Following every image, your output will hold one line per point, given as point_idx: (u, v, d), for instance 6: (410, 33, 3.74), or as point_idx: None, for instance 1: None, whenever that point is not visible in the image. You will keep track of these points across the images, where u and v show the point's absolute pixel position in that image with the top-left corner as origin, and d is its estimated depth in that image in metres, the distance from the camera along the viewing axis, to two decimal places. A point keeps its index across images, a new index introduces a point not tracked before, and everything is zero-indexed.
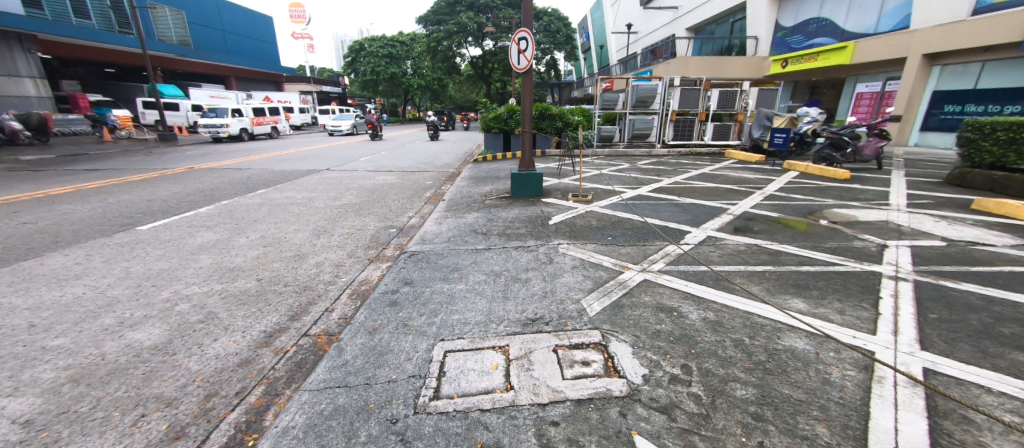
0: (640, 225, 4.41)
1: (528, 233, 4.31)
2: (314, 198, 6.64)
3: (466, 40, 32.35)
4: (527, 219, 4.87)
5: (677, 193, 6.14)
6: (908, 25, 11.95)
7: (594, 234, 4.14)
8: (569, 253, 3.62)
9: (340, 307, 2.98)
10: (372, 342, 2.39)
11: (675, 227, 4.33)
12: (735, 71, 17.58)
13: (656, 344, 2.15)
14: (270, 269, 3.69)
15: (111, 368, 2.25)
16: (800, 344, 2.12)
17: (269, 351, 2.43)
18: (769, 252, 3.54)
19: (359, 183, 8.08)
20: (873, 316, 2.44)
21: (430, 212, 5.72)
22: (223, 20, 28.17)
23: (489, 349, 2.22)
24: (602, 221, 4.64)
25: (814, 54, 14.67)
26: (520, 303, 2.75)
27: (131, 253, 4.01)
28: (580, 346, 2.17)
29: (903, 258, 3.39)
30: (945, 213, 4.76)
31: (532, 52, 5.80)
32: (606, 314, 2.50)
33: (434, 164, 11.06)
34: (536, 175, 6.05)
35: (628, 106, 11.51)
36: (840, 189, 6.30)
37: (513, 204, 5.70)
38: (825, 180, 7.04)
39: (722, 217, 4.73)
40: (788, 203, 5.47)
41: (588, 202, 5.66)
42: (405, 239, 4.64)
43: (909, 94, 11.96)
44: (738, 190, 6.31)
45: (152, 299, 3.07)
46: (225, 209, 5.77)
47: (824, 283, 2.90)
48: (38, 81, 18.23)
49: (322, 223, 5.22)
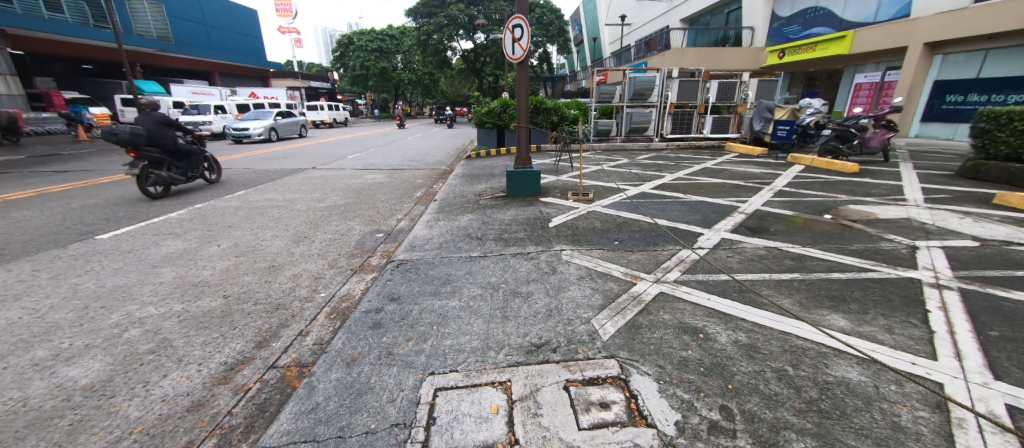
0: (648, 227, 4.07)
1: (526, 238, 3.95)
2: (296, 200, 6.21)
3: (456, 33, 31.73)
4: (525, 221, 4.52)
5: (682, 190, 5.81)
6: (909, 14, 11.70)
7: (600, 238, 3.79)
8: (573, 261, 3.27)
9: (317, 330, 2.62)
10: (349, 378, 2.03)
11: (685, 228, 4.00)
12: (731, 62, 17.31)
13: (685, 378, 1.81)
14: (240, 284, 3.28)
15: (31, 418, 1.85)
16: (853, 375, 1.81)
17: (228, 390, 2.05)
18: (792, 257, 3.23)
19: (345, 182, 7.65)
20: (927, 335, 2.12)
21: (421, 214, 5.34)
22: (206, 14, 27.21)
23: (488, 386, 1.87)
24: (606, 222, 4.30)
25: (812, 44, 14.38)
26: (522, 324, 2.39)
27: (85, 267, 3.58)
28: (595, 382, 1.83)
29: (938, 262, 3.10)
30: (968, 209, 4.49)
31: (527, 40, 5.41)
32: (622, 338, 2.16)
33: (425, 161, 10.61)
34: (532, 173, 5.68)
35: (625, 98, 11.16)
36: (851, 183, 6.01)
37: (508, 204, 5.34)
38: (833, 174, 6.76)
39: (733, 217, 4.41)
40: (800, 200, 5.17)
41: (589, 202, 5.30)
42: (393, 245, 4.25)
43: (911, 84, 11.72)
44: (745, 187, 5.99)
45: (97, 325, 2.66)
46: (198, 214, 5.32)
47: (861, 294, 2.59)
48: (8, 78, 17.24)
49: (302, 228, 4.81)
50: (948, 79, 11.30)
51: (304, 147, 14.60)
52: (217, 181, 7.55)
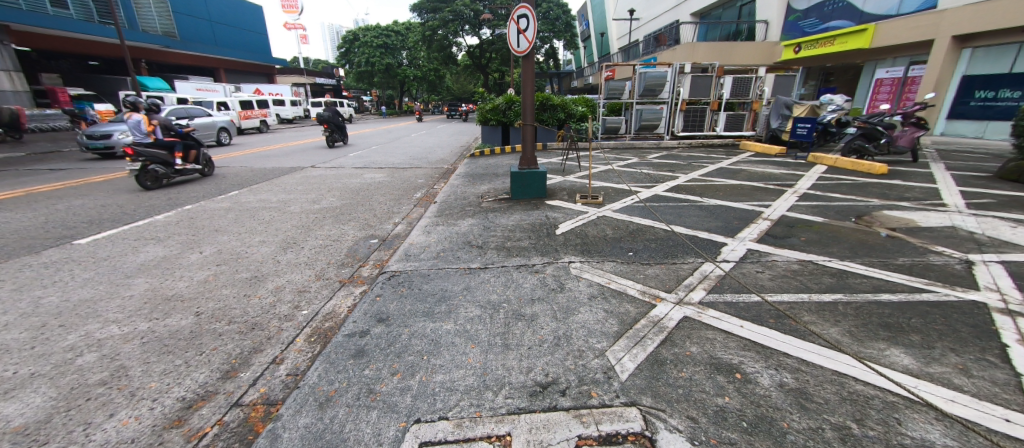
0: (665, 235, 3.73)
1: (530, 247, 3.62)
2: (290, 201, 5.93)
3: (462, 28, 31.38)
4: (529, 227, 4.18)
5: (698, 193, 5.42)
6: (935, 5, 11.03)
7: (612, 249, 3.45)
8: (583, 276, 2.93)
9: (293, 356, 2.31)
10: (319, 424, 1.71)
11: (706, 237, 3.64)
12: (745, 57, 16.75)
13: (726, 437, 1.46)
14: (217, 299, 2.99)
15: None
16: (937, 437, 1.45)
17: (178, 436, 1.72)
18: (832, 274, 2.85)
19: (342, 182, 7.36)
20: (1014, 379, 1.75)
21: (419, 217, 5.03)
22: (210, 10, 27.04)
23: (482, 441, 1.54)
24: (618, 229, 3.95)
25: (829, 38, 13.75)
26: (525, 356, 2.06)
27: (53, 276, 3.31)
28: (614, 440, 1.48)
29: (1003, 281, 2.70)
30: (1019, 217, 4.08)
31: (533, 30, 5.01)
32: (644, 378, 1.82)
33: (426, 160, 10.27)
34: (538, 174, 5.33)
35: (635, 95, 10.72)
36: (881, 186, 5.57)
37: (512, 208, 5.00)
38: (860, 175, 6.32)
39: (757, 224, 4.03)
40: (829, 204, 4.77)
41: (599, 205, 4.94)
42: (387, 252, 3.96)
43: (937, 79, 11.12)
44: (766, 189, 5.59)
45: (48, 348, 2.37)
46: (185, 216, 5.07)
47: (921, 322, 2.23)
48: (13, 74, 17.08)
49: (292, 233, 4.51)
50: (977, 74, 10.72)
51: (305, 144, 14.34)
52: (258, 169, 8.65)
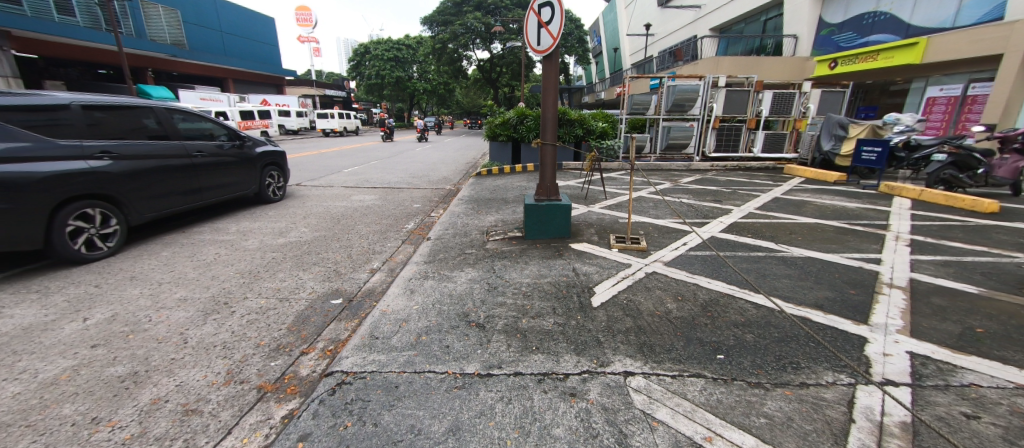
0: (760, 317, 2.48)
1: (559, 331, 2.40)
2: (249, 233, 4.77)
3: (472, 42, 30.69)
4: (551, 290, 2.97)
5: (769, 236, 4.17)
6: (1003, 16, 9.79)
7: (688, 342, 2.22)
8: (660, 416, 1.67)
9: None
10: None
11: (828, 325, 2.38)
12: (775, 73, 15.56)
13: None
14: (37, 432, 1.77)
15: None
16: None
17: None
18: None
19: (322, 207, 6.22)
20: None
21: (405, 262, 3.87)
22: (221, 20, 26.89)
23: None
24: (686, 301, 2.71)
25: (871, 53, 12.53)
26: None
27: None
28: None
29: None
30: None
31: (559, 23, 3.86)
32: None
33: (428, 178, 9.31)
34: (560, 207, 4.12)
35: (661, 110, 9.61)
36: (1003, 231, 4.30)
37: (527, 254, 3.79)
38: (961, 213, 5.04)
39: (885, 298, 2.76)
40: (960, 260, 3.47)
41: (642, 251, 3.71)
42: (350, 324, 2.76)
43: (1009, 101, 9.74)
44: (855, 231, 4.32)
45: None
46: (105, 256, 3.92)
47: None
48: (12, 80, 16.53)
49: (229, 286, 3.34)
50: None
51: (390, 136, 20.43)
52: None
